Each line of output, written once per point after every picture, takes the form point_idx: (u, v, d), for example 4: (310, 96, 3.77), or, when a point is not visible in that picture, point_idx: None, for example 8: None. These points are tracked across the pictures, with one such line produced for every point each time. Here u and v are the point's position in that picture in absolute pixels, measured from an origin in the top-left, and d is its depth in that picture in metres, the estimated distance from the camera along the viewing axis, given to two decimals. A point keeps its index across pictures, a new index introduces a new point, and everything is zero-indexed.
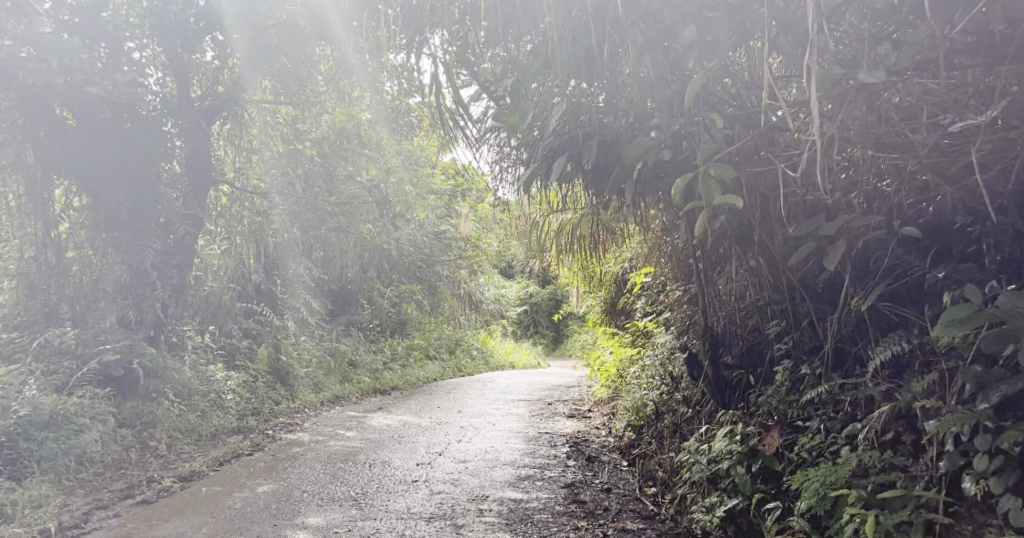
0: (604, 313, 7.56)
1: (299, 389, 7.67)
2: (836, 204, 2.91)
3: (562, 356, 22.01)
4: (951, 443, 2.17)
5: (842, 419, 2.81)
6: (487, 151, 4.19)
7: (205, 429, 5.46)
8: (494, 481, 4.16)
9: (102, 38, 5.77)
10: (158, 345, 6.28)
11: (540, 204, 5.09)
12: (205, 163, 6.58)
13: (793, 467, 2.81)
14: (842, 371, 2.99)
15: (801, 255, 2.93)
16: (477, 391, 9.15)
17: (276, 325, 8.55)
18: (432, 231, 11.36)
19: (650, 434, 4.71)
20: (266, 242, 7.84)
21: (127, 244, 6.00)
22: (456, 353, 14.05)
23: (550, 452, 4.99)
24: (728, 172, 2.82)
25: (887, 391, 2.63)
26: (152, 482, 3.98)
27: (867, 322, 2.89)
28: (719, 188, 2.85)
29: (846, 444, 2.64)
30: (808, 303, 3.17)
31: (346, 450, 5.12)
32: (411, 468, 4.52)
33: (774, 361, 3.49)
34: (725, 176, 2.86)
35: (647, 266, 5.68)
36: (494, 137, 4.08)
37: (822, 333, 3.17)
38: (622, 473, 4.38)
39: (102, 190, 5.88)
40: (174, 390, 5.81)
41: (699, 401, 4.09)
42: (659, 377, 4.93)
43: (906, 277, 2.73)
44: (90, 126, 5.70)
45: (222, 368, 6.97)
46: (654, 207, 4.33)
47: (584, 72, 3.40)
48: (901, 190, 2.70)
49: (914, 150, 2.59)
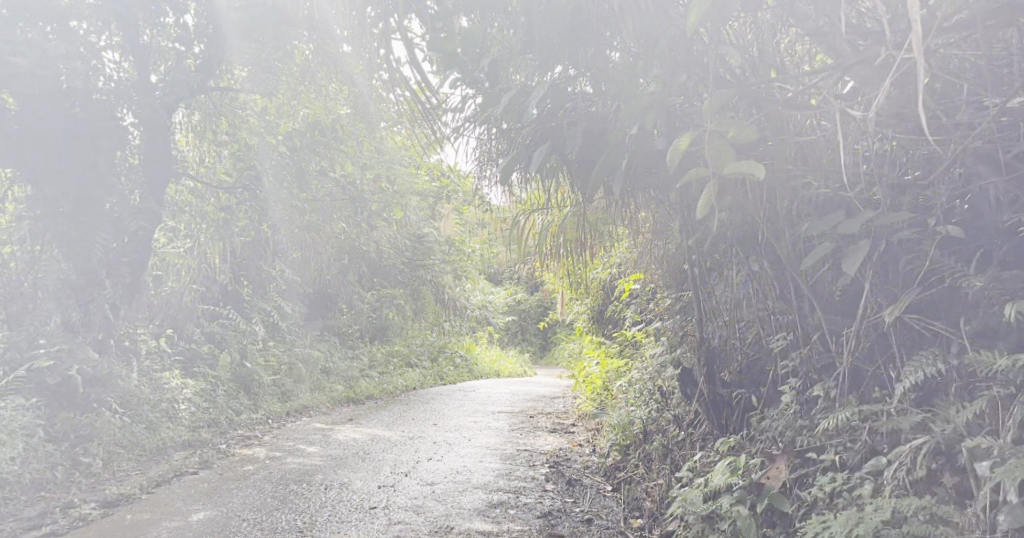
0: (592, 322, 7.16)
1: (263, 398, 7.18)
2: (857, 199, 2.50)
3: (548, 364, 21.44)
4: (1015, 492, 1.75)
5: (862, 454, 2.39)
6: (466, 144, 3.94)
7: (152, 442, 5.01)
8: (461, 509, 3.71)
9: (45, 15, 5.16)
10: (106, 350, 5.81)
11: (524, 204, 4.64)
12: (165, 152, 6.11)
13: (805, 508, 2.38)
14: (859, 394, 2.57)
15: (815, 257, 2.52)
16: (456, 402, 8.67)
17: (243, 330, 8.04)
18: (414, 233, 10.91)
19: (636, 457, 4.27)
20: (232, 241, 7.38)
21: (72, 238, 5.44)
22: (439, 360, 13.59)
23: (528, 474, 4.54)
24: (743, 133, 2.43)
25: (918, 421, 2.22)
26: (69, 508, 3.54)
27: (891, 337, 2.47)
28: (731, 151, 2.44)
29: (869, 482, 2.22)
30: (820, 314, 2.76)
31: (303, 469, 4.65)
32: (371, 492, 4.07)
33: (778, 380, 3.07)
34: (738, 136, 2.47)
35: (636, 273, 5.30)
36: (473, 129, 3.81)
37: (835, 348, 2.75)
38: (606, 500, 3.94)
39: (46, 180, 5.39)
40: (119, 399, 5.35)
41: (691, 422, 3.66)
42: (647, 393, 4.51)
43: (940, 286, 2.32)
44: (31, 108, 5.26)
45: (179, 374, 6.49)
46: (645, 206, 3.94)
47: (569, 51, 3.21)
48: (937, 182, 2.29)
49: (956, 136, 2.19)
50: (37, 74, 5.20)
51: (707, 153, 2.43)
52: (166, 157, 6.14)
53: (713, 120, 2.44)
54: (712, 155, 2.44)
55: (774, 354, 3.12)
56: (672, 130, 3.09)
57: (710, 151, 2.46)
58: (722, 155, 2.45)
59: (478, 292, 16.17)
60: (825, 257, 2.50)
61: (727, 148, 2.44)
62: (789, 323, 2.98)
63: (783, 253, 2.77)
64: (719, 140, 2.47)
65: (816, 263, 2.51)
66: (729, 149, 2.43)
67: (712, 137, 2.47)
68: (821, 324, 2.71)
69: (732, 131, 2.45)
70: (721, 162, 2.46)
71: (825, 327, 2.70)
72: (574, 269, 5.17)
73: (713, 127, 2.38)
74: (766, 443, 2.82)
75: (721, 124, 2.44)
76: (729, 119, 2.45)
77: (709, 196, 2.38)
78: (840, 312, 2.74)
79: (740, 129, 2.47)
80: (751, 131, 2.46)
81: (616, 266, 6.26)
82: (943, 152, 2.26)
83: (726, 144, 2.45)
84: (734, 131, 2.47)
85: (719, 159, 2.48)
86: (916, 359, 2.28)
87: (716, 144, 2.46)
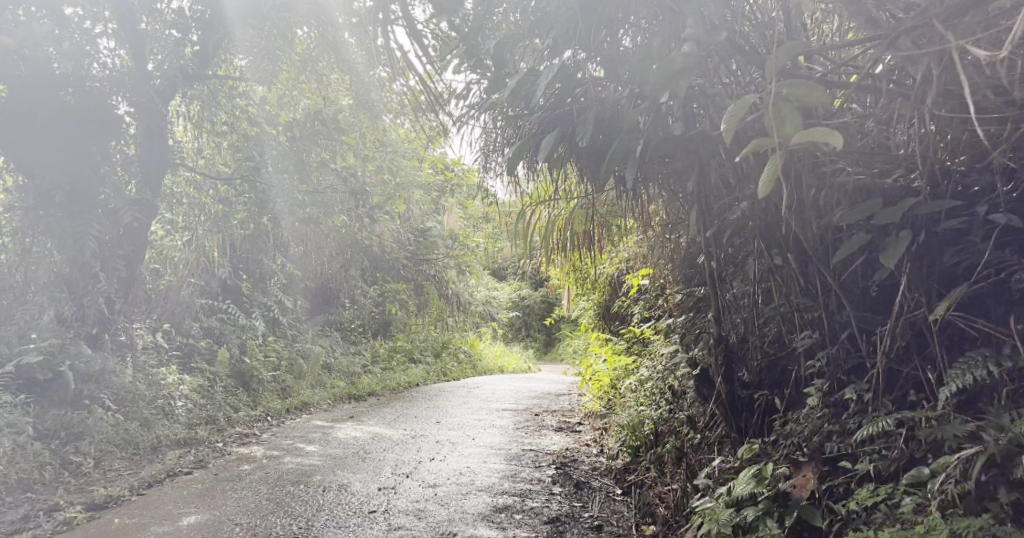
0: (598, 318, 6.98)
1: (263, 395, 7.02)
2: (894, 187, 2.33)
3: (553, 360, 21.26)
4: None
5: (900, 463, 2.22)
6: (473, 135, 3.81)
7: (146, 441, 4.86)
8: (465, 514, 3.54)
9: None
10: (100, 346, 5.65)
11: (530, 196, 4.46)
12: (162, 142, 5.96)
13: (837, 521, 2.21)
14: (893, 397, 2.40)
15: (847, 250, 2.34)
16: (460, 399, 8.48)
17: (242, 325, 7.87)
18: (417, 226, 10.72)
19: (647, 459, 4.09)
20: (231, 233, 7.22)
21: (66, 230, 5.30)
22: (443, 356, 13.39)
23: (533, 476, 4.36)
24: (814, 93, 2.08)
25: (966, 429, 2.05)
26: (54, 511, 3.41)
27: (930, 337, 2.30)
28: (798, 116, 2.09)
29: (910, 496, 2.06)
30: (850, 310, 2.59)
31: (300, 469, 4.48)
32: (371, 494, 3.91)
33: (802, 380, 2.90)
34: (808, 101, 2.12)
35: (646, 267, 5.12)
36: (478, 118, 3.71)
37: (865, 347, 2.58)
38: (615, 504, 3.77)
39: (37, 168, 5.25)
40: (114, 396, 5.21)
41: (707, 424, 3.48)
42: (659, 392, 4.34)
43: (987, 282, 2.15)
44: (17, 92, 5.11)
45: (176, 370, 6.34)
46: (658, 197, 3.76)
47: (581, 34, 3.09)
48: (986, 168, 2.12)
49: (1008, 118, 2.01)
50: (22, 54, 5.05)
51: (769, 121, 2.08)
52: (162, 145, 5.97)
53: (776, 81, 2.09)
54: (775, 123, 2.08)
55: (797, 352, 2.95)
56: (690, 114, 2.92)
57: (773, 119, 2.10)
58: (787, 124, 2.09)
59: (482, 287, 15.97)
60: (861, 247, 2.31)
61: (793, 114, 2.08)
62: (816, 320, 2.80)
63: (809, 245, 2.59)
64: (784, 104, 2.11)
65: (850, 255, 2.32)
66: (795, 116, 2.07)
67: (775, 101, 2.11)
68: (851, 321, 2.54)
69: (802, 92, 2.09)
70: (786, 132, 2.10)
71: (855, 324, 2.53)
72: (582, 264, 4.99)
73: (776, 88, 2.04)
74: (790, 449, 2.64)
75: (785, 87, 2.08)
76: (795, 81, 2.11)
77: (772, 171, 2.01)
78: (870, 309, 2.58)
79: (809, 94, 2.12)
80: (824, 97, 2.10)
81: (625, 260, 6.10)
82: (993, 136, 2.08)
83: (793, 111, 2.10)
84: (801, 94, 2.11)
85: (785, 128, 2.12)
86: (963, 361, 2.13)
87: (782, 111, 2.10)
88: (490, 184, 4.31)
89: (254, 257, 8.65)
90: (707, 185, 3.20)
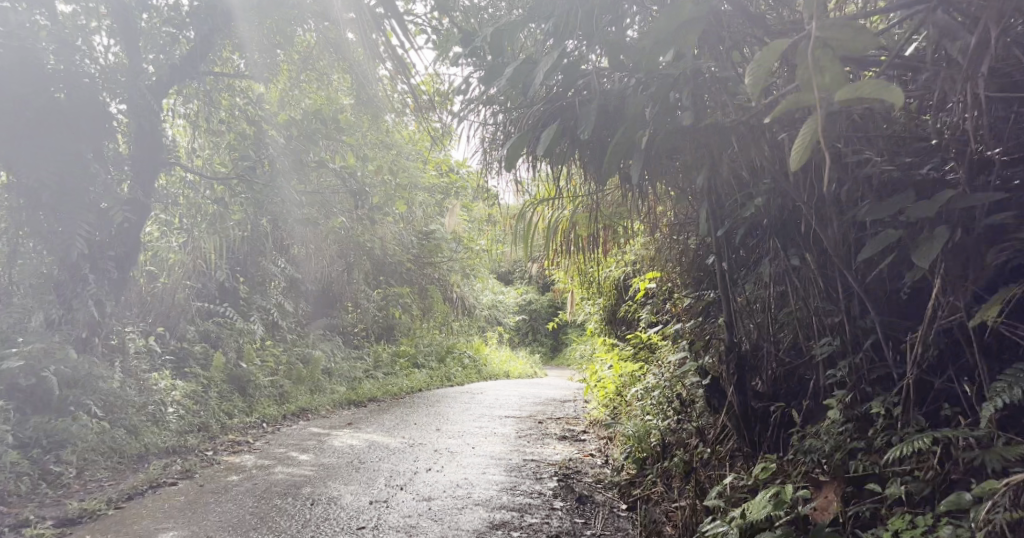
0: (604, 323, 6.77)
1: (260, 400, 6.82)
2: (926, 182, 2.14)
3: (560, 365, 20.95)
4: None
5: (932, 485, 2.02)
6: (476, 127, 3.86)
7: (133, 448, 4.68)
8: (459, 531, 3.33)
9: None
10: (90, 350, 5.48)
11: (531, 196, 4.28)
12: (156, 141, 5.78)
13: None
14: (924, 411, 2.20)
15: (874, 249, 2.16)
16: (463, 405, 8.25)
17: (240, 328, 7.69)
18: (421, 229, 10.52)
19: (654, 473, 3.87)
20: (228, 234, 7.04)
21: (52, 229, 5.16)
22: (447, 361, 13.15)
23: (533, 489, 4.15)
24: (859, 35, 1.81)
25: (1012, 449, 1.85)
26: (24, 527, 3.23)
27: (968, 346, 2.10)
28: (842, 67, 1.81)
29: (950, 523, 1.85)
30: (876, 314, 2.40)
31: (291, 480, 4.29)
32: (360, 509, 3.70)
33: (822, 390, 2.70)
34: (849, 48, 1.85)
35: (653, 270, 4.92)
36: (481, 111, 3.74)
37: (893, 356, 2.38)
38: (620, 521, 3.56)
39: (20, 165, 5.01)
40: (101, 402, 5.03)
41: (717, 437, 3.27)
42: (666, 402, 4.13)
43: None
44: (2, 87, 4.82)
45: (169, 375, 6.15)
46: (666, 195, 3.57)
47: (584, 22, 2.96)
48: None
49: None
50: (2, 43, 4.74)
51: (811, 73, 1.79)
52: (155, 142, 5.78)
53: (816, 26, 1.83)
54: (814, 75, 1.82)
55: (815, 360, 2.75)
56: (699, 102, 2.73)
57: (812, 70, 1.82)
58: (827, 74, 1.82)
59: (488, 291, 15.71)
60: (890, 244, 2.11)
61: (835, 64, 1.81)
62: (836, 326, 2.60)
63: (827, 243, 2.41)
64: (823, 53, 1.83)
65: (877, 251, 2.12)
66: (839, 65, 1.81)
67: (816, 49, 1.83)
68: (876, 325, 2.35)
69: (842, 35, 1.83)
70: (828, 86, 1.82)
71: (880, 329, 2.34)
72: (587, 267, 4.78)
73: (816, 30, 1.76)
74: (809, 465, 2.44)
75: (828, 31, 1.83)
76: (837, 24, 1.83)
77: (809, 139, 1.74)
78: (898, 313, 2.39)
79: (854, 38, 1.84)
80: (868, 44, 1.84)
81: (632, 263, 5.91)
82: None
83: (835, 59, 1.82)
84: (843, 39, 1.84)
85: (826, 81, 1.83)
86: (1007, 374, 1.93)
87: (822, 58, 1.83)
88: (491, 184, 4.14)
89: (253, 260, 8.49)
90: (718, 181, 3.01)
